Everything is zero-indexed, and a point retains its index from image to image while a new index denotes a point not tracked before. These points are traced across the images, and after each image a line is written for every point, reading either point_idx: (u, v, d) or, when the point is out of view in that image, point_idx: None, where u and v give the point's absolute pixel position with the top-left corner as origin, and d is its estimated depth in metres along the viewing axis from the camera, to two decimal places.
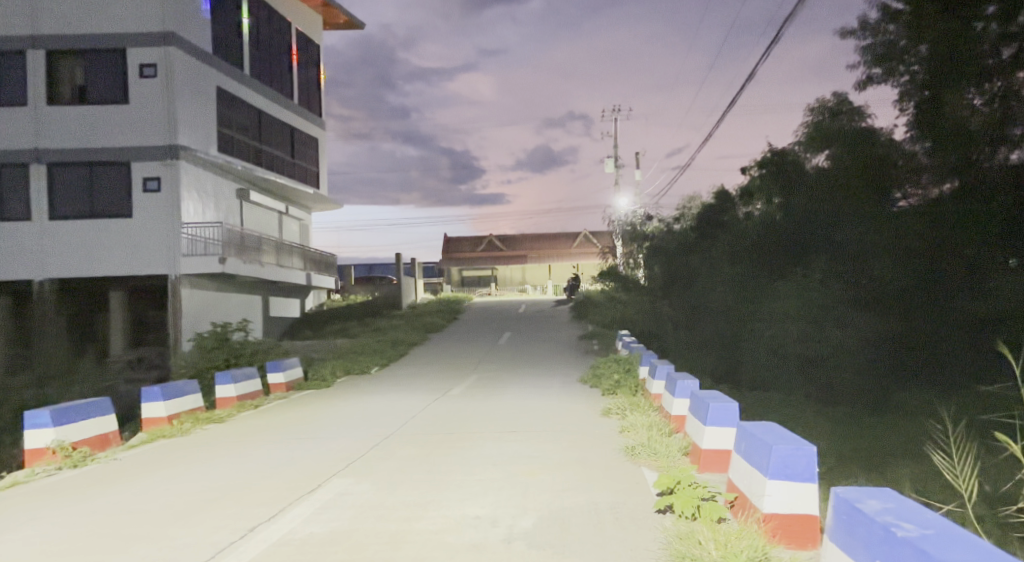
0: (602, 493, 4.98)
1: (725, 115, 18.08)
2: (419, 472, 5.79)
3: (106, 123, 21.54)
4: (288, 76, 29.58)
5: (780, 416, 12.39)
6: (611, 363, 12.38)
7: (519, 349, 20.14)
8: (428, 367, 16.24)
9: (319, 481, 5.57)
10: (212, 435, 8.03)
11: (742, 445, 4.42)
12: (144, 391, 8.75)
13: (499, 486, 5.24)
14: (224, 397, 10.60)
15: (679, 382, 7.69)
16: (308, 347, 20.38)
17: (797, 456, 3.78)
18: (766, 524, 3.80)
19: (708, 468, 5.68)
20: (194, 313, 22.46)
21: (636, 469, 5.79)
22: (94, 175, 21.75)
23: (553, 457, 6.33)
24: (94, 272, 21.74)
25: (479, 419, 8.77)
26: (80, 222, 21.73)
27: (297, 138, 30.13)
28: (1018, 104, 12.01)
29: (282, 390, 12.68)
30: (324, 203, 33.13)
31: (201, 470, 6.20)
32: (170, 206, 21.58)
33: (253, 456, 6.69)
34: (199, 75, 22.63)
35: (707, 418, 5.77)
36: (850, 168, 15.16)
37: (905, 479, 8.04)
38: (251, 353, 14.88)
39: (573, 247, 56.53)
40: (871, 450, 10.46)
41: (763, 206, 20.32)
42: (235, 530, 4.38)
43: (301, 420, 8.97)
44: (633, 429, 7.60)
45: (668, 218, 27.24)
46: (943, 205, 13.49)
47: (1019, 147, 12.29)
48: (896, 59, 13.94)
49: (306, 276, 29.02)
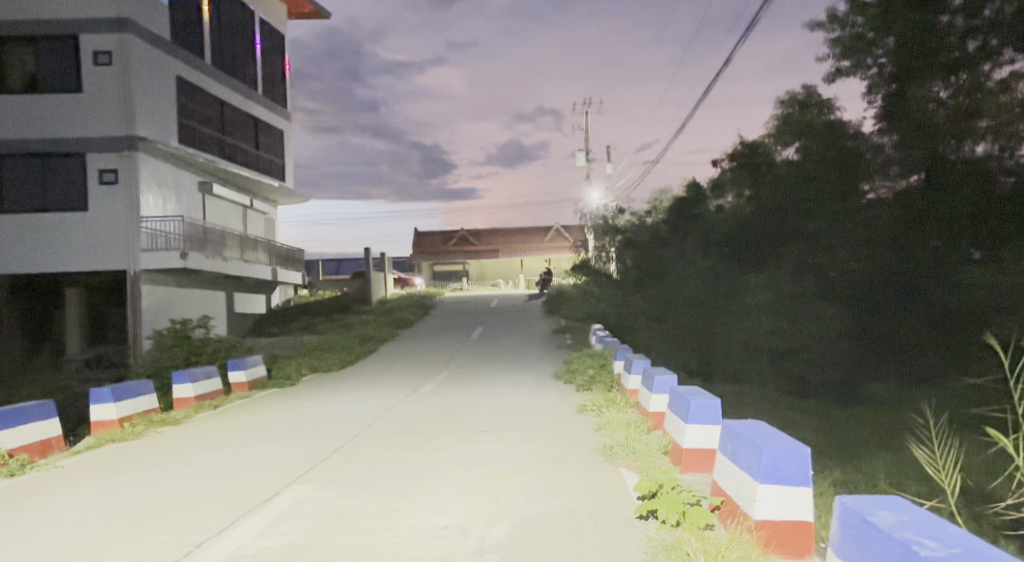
0: (580, 498, 4.71)
1: (697, 105, 18.00)
2: (386, 476, 5.45)
3: (57, 113, 20.54)
4: (252, 66, 28.74)
5: (755, 409, 12.34)
6: (586, 358, 12.18)
7: (492, 344, 19.86)
8: (398, 363, 15.84)
9: (278, 488, 5.19)
10: (166, 437, 7.57)
11: (729, 446, 4.18)
12: (93, 392, 8.20)
13: (471, 492, 4.93)
14: (182, 397, 10.05)
15: (656, 377, 7.44)
16: (274, 344, 19.84)
17: (790, 458, 3.57)
18: (759, 532, 3.56)
19: (689, 468, 5.45)
20: (154, 309, 21.65)
21: (615, 470, 5.53)
22: (47, 166, 20.76)
23: (527, 457, 6.04)
24: (47, 267, 20.71)
25: (452, 416, 8.52)
26: (32, 215, 20.66)
27: (261, 129, 29.31)
28: (982, 97, 11.88)
29: (244, 389, 12.17)
30: (291, 197, 32.37)
31: (151, 476, 5.78)
32: (127, 199, 20.75)
33: (209, 461, 6.28)
34: (158, 63, 21.78)
35: (687, 416, 5.51)
36: (820, 161, 15.26)
37: (882, 473, 7.98)
38: (213, 351, 14.27)
39: (546, 240, 56.14)
40: (847, 443, 10.38)
41: (735, 199, 20.52)
42: (180, 545, 3.98)
43: (267, 420, 8.62)
44: (610, 426, 7.36)
45: (641, 212, 27.10)
46: (912, 197, 13.66)
47: (984, 139, 12.21)
48: (863, 52, 14.01)
49: (271, 271, 28.34)
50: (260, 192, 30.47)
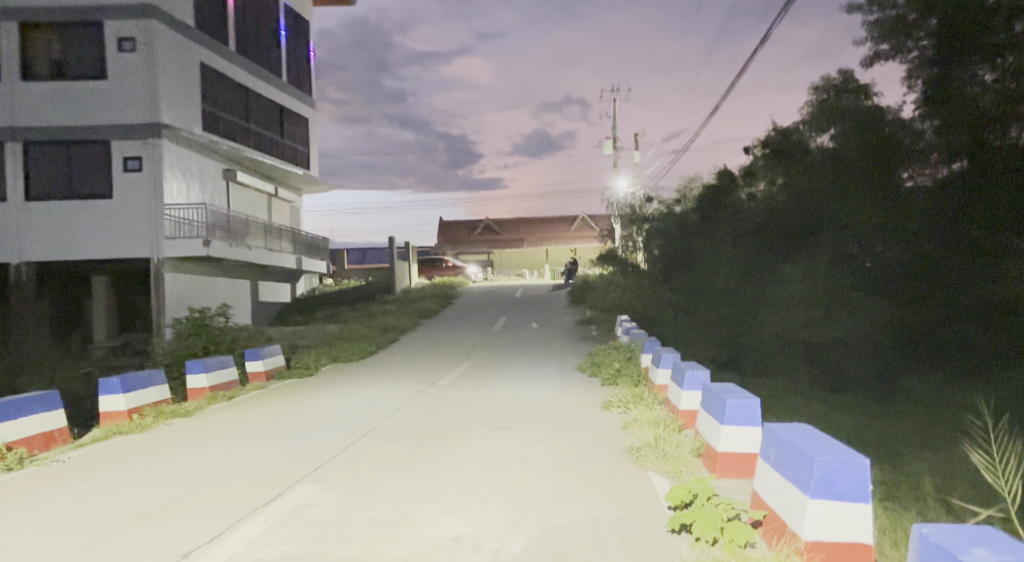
0: (604, 505, 4.30)
1: (727, 90, 17.48)
2: (396, 478, 5.10)
3: (83, 100, 20.57)
4: (278, 54, 28.62)
5: (790, 405, 11.80)
6: (611, 350, 11.75)
7: (515, 335, 19.49)
8: (419, 354, 15.61)
9: (280, 490, 4.86)
10: (174, 431, 7.33)
11: (773, 453, 3.72)
12: (102, 382, 7.99)
13: (486, 496, 4.56)
14: (196, 388, 9.84)
15: (688, 373, 6.98)
16: (296, 333, 19.72)
17: (847, 471, 3.11)
18: (812, 555, 3.11)
19: (724, 473, 4.99)
20: (177, 297, 21.70)
21: (644, 475, 5.09)
22: (73, 155, 20.82)
23: (548, 459, 5.65)
24: (72, 255, 20.81)
25: (471, 410, 8.28)
26: (58, 202, 20.75)
27: (287, 117, 29.22)
28: None
29: (261, 379, 11.95)
30: (315, 185, 32.29)
31: (151, 474, 5.50)
32: (151, 186, 20.76)
33: (214, 457, 6.00)
34: (182, 49, 21.71)
35: (723, 417, 5.06)
36: (861, 149, 14.41)
37: (926, 474, 7.54)
38: (232, 340, 14.08)
39: (571, 230, 55.63)
40: (887, 441, 9.86)
41: (766, 187, 20.04)
42: (165, 555, 3.65)
43: (280, 412, 8.42)
44: (638, 425, 6.93)
45: (669, 201, 26.57)
46: (952, 188, 13.54)
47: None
48: (905, 34, 13.49)
49: (296, 260, 28.34)
50: (284, 181, 30.40)
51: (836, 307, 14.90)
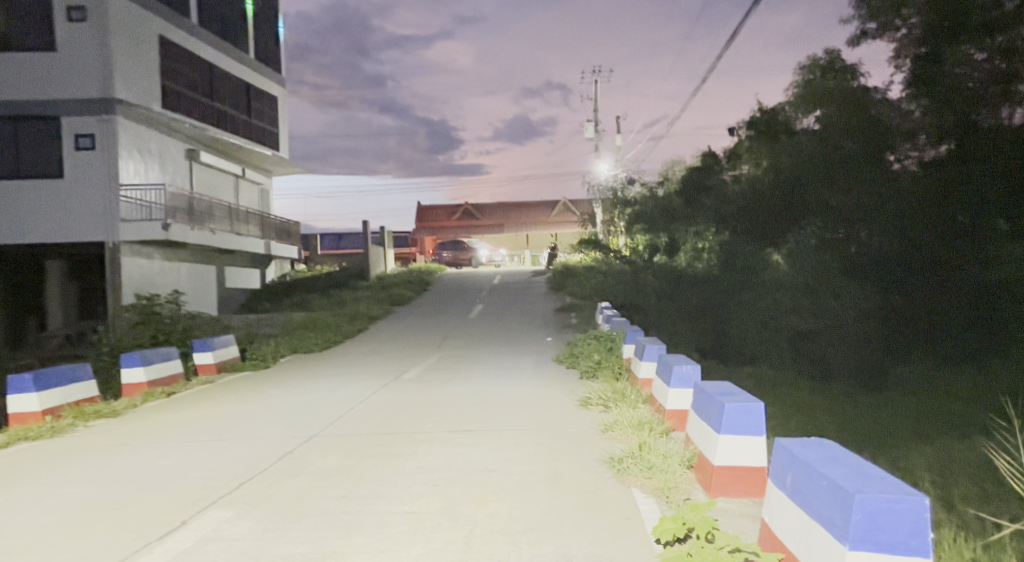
0: (578, 538, 3.53)
1: (711, 66, 16.63)
2: (330, 498, 4.30)
3: (29, 73, 19.21)
4: (244, 29, 27.27)
5: (777, 397, 11.17)
6: (589, 340, 10.98)
7: (491, 323, 18.65)
8: (387, 344, 14.74)
9: (186, 517, 4.01)
10: (91, 436, 6.44)
11: (787, 479, 2.97)
12: (13, 380, 7.05)
13: (432, 526, 3.75)
14: (132, 383, 8.91)
15: (676, 368, 6.23)
16: (259, 321, 18.75)
17: (899, 512, 2.36)
18: None
19: (723, 492, 4.28)
20: (134, 283, 20.52)
21: (627, 496, 4.32)
22: (20, 131, 19.45)
23: (514, 472, 4.87)
24: (19, 239, 19.54)
25: (434, 408, 7.55)
26: (5, 182, 19.40)
27: (253, 95, 27.92)
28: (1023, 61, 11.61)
29: (210, 372, 11.03)
30: (285, 167, 31.07)
31: (43, 494, 4.62)
32: (106, 165, 19.52)
33: (126, 470, 5.16)
34: (137, 20, 20.41)
35: (721, 425, 4.28)
36: (843, 128, 14.53)
37: (926, 468, 6.97)
38: (182, 330, 13.09)
39: (552, 216, 54.57)
40: (881, 434, 9.22)
41: (751, 168, 19.71)
42: None
43: (220, 412, 7.54)
44: (619, 427, 6.19)
45: (652, 182, 25.71)
46: (945, 165, 13.09)
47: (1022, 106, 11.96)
48: (892, 13, 13.51)
49: (264, 245, 27.16)
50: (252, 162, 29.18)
51: (825, 294, 14.57)
